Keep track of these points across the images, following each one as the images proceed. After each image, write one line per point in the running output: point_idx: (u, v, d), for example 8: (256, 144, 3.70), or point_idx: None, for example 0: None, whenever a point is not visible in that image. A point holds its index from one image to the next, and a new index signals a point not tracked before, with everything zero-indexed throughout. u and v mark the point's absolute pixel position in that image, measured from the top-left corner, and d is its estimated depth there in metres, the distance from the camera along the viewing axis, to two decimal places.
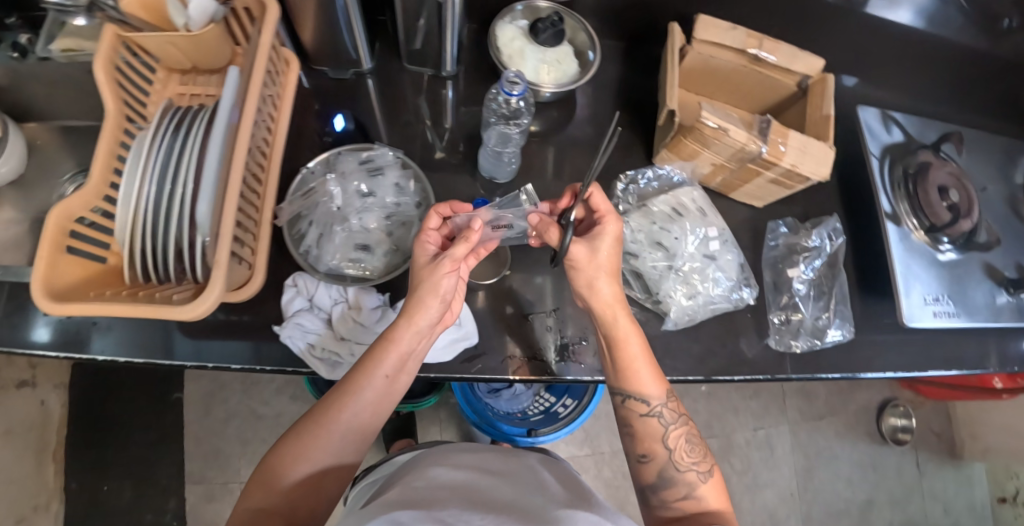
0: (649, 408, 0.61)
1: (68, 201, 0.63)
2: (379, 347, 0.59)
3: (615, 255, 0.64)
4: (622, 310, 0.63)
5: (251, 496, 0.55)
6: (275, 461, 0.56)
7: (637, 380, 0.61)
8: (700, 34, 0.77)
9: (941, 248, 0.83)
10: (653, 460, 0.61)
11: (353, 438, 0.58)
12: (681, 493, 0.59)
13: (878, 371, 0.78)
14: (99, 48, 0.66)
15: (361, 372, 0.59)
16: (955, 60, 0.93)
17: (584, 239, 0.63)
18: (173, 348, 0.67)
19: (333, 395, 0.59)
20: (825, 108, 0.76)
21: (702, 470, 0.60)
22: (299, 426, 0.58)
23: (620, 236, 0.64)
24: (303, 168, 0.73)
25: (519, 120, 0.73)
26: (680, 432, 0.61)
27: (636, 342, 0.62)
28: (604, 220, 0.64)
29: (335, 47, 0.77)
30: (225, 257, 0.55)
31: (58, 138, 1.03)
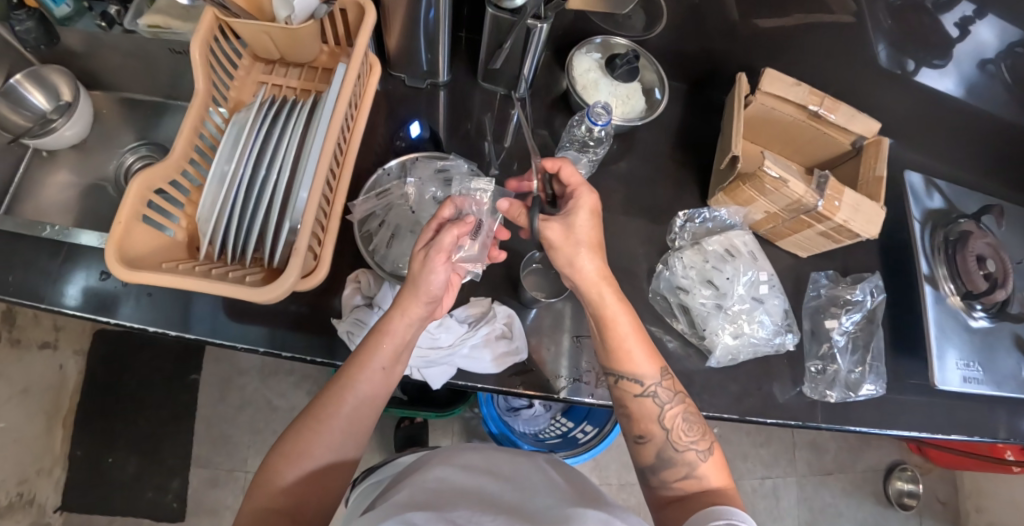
0: (644, 389, 0.60)
1: (151, 171, 0.64)
2: (372, 339, 0.60)
3: (593, 226, 0.61)
4: (609, 284, 0.60)
5: (253, 498, 0.54)
6: (277, 460, 0.55)
7: (630, 359, 0.60)
8: (766, 86, 0.79)
9: (974, 315, 0.85)
10: (652, 442, 0.60)
11: (352, 433, 0.58)
12: (681, 474, 0.58)
13: (905, 430, 0.80)
14: (198, 29, 0.68)
15: (354, 368, 0.59)
16: (999, 139, 0.96)
17: (559, 217, 0.60)
18: (190, 321, 0.71)
19: (327, 393, 0.58)
20: (879, 169, 0.78)
21: (701, 449, 0.59)
22: (294, 427, 0.57)
23: (596, 206, 0.62)
24: (379, 168, 0.76)
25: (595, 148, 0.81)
26: (676, 410, 0.60)
27: (625, 318, 0.60)
28: (578, 191, 0.62)
29: (417, 57, 0.80)
30: (304, 246, 0.57)
31: (119, 110, 1.00)
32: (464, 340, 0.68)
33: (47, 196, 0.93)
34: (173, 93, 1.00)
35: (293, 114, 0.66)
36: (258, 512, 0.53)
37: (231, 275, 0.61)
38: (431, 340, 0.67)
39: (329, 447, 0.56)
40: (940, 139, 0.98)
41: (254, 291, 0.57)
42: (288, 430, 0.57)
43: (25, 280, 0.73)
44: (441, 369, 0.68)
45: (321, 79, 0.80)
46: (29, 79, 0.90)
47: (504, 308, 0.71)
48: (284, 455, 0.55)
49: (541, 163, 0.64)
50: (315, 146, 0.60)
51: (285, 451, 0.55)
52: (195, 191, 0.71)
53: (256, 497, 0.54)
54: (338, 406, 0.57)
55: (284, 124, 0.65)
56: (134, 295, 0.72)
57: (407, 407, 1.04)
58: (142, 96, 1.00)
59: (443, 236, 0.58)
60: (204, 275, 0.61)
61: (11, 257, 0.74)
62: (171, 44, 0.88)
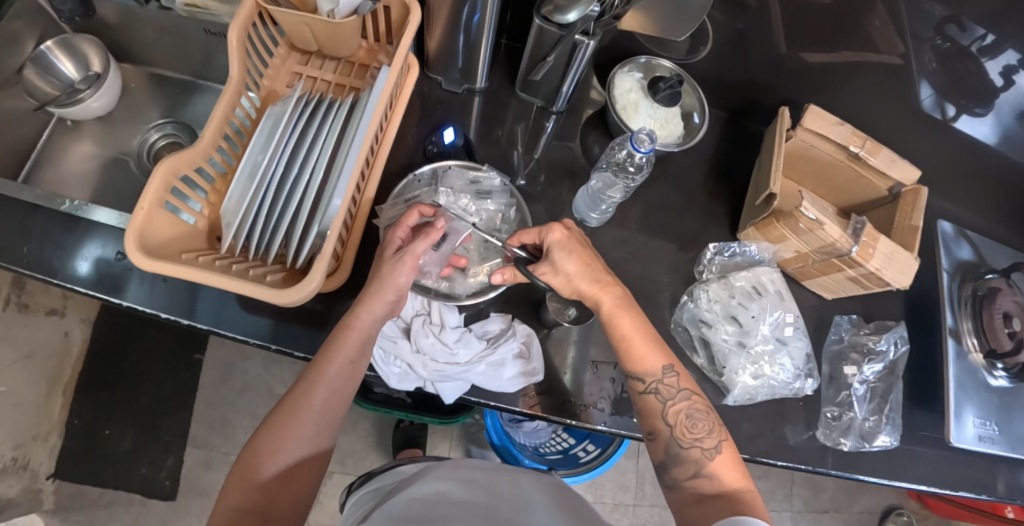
0: (646, 385, 0.62)
1: (178, 156, 0.63)
2: (338, 333, 0.59)
3: (575, 251, 0.63)
4: (606, 291, 0.63)
5: (228, 494, 0.54)
6: (252, 454, 0.55)
7: (635, 358, 0.62)
8: (806, 123, 0.77)
9: (995, 373, 0.83)
10: (660, 438, 0.61)
11: (320, 426, 0.57)
12: (690, 472, 0.58)
13: (912, 482, 0.79)
14: (239, 13, 0.67)
15: (321, 360, 0.58)
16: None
17: (544, 265, 0.63)
18: (194, 309, 0.70)
19: (297, 387, 0.58)
20: (915, 219, 0.76)
21: (708, 447, 0.58)
22: (267, 422, 0.57)
23: (566, 235, 0.64)
24: (410, 174, 0.75)
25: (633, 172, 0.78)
26: (682, 405, 0.60)
27: (627, 320, 0.62)
28: (543, 234, 0.64)
29: (455, 61, 0.78)
30: (330, 252, 0.56)
31: (149, 85, 0.99)
32: (481, 357, 0.67)
33: (68, 166, 0.92)
34: (202, 72, 0.98)
35: (330, 114, 0.65)
36: (231, 512, 0.52)
37: (251, 272, 0.59)
38: (449, 355, 0.66)
39: (300, 443, 0.56)
40: (980, 192, 0.95)
41: (276, 293, 0.56)
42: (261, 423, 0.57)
43: (40, 253, 0.72)
44: (455, 383, 0.67)
45: (357, 75, 0.78)
46: (59, 47, 0.89)
47: (523, 326, 0.70)
48: (257, 451, 0.55)
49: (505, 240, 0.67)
50: (352, 151, 0.59)
51: (259, 446, 0.55)
52: (220, 180, 0.70)
53: (230, 492, 0.53)
54: (307, 396, 0.57)
55: (320, 123, 0.64)
56: (145, 279, 0.71)
57: (411, 411, 1.04)
58: (172, 74, 0.99)
59: (414, 245, 0.60)
60: (224, 270, 0.59)
61: (28, 229, 0.72)
62: (207, 24, 0.86)
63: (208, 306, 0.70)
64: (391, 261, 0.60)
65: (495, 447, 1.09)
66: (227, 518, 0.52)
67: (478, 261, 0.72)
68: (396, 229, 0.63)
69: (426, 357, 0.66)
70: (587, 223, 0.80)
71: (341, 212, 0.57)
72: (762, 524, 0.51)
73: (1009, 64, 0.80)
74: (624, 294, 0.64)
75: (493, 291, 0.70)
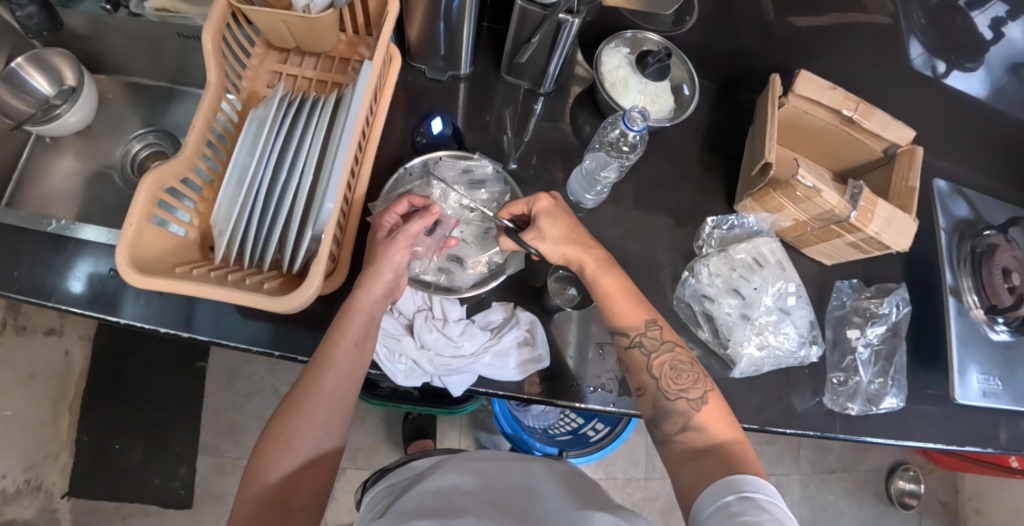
0: (630, 339, 0.62)
1: (161, 169, 0.61)
2: (342, 317, 0.59)
3: (560, 218, 0.66)
4: (589, 253, 0.65)
5: (248, 486, 0.54)
6: (267, 444, 0.55)
7: (617, 312, 0.63)
8: (798, 89, 0.76)
9: (996, 328, 0.84)
10: (647, 393, 0.61)
11: (331, 413, 0.57)
12: (679, 425, 0.58)
13: (920, 441, 0.80)
14: (211, 17, 0.65)
15: (328, 347, 0.58)
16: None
17: (529, 231, 0.66)
18: (194, 320, 0.69)
19: (306, 373, 0.57)
20: (911, 180, 0.76)
21: (694, 397, 0.58)
22: (278, 415, 0.57)
23: (550, 203, 0.66)
24: (401, 166, 0.73)
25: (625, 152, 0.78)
26: (666, 356, 0.61)
27: (609, 278, 0.64)
28: (530, 204, 0.66)
29: (438, 49, 0.76)
30: (326, 253, 0.56)
31: (128, 95, 0.97)
32: (486, 348, 0.66)
33: (52, 183, 0.90)
34: (180, 78, 0.96)
35: (314, 111, 0.62)
36: (252, 504, 0.52)
37: (249, 281, 0.58)
38: (454, 349, 0.66)
39: (314, 432, 0.56)
40: (976, 148, 0.94)
41: (277, 300, 0.55)
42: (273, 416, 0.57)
43: (31, 275, 0.71)
44: (462, 376, 0.66)
45: (338, 69, 0.76)
46: (31, 62, 0.87)
47: (527, 314, 0.70)
48: (270, 445, 0.55)
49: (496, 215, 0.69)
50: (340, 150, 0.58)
51: (272, 437, 0.55)
52: (207, 188, 0.68)
53: (246, 488, 0.54)
54: (315, 384, 0.56)
55: (303, 122, 0.61)
56: (141, 294, 0.70)
57: (418, 404, 1.03)
58: (149, 81, 0.97)
59: (409, 226, 0.60)
60: (220, 281, 0.58)
61: (18, 251, 0.71)
62: (180, 28, 0.85)
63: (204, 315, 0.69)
64: (387, 243, 0.61)
65: (506, 436, 1.08)
66: (249, 511, 0.52)
67: (477, 253, 0.72)
68: (387, 213, 0.64)
69: (432, 353, 0.66)
70: (582, 205, 0.79)
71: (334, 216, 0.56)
72: (752, 475, 0.51)
73: (997, 16, 0.78)
74: (606, 255, 0.66)
75: (493, 282, 0.70)
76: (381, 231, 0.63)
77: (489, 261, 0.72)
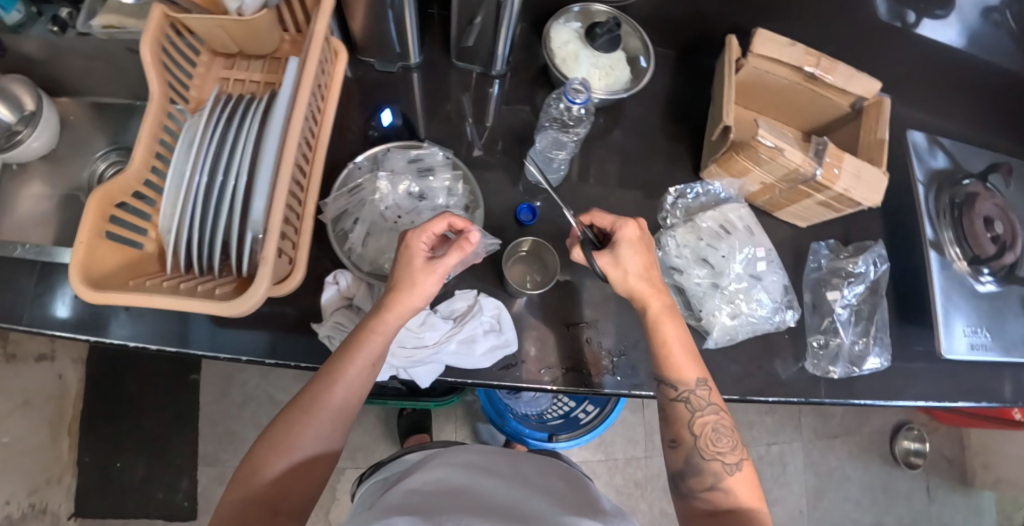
0: (678, 393, 0.61)
1: (108, 185, 0.61)
2: (360, 333, 0.58)
3: (642, 253, 0.64)
4: (656, 296, 0.64)
5: (238, 484, 0.53)
6: (266, 445, 0.55)
7: (673, 364, 0.62)
8: (756, 49, 0.74)
9: (982, 279, 0.82)
10: (681, 446, 0.60)
11: (334, 422, 0.56)
12: (707, 483, 0.58)
13: (910, 399, 0.78)
14: (146, 28, 0.64)
15: (341, 361, 0.57)
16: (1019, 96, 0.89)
17: (607, 251, 0.64)
18: (192, 336, 0.68)
19: (315, 381, 0.57)
20: (880, 132, 0.74)
21: (729, 462, 0.58)
22: (280, 417, 0.56)
23: (637, 235, 0.64)
24: (350, 162, 0.72)
25: (576, 129, 0.77)
26: (710, 419, 0.60)
27: (669, 325, 0.63)
28: (618, 225, 0.64)
29: (384, 40, 0.75)
30: (271, 256, 0.54)
31: (91, 115, 0.97)
32: (449, 337, 0.65)
33: (20, 209, 0.90)
34: (139, 93, 0.96)
35: (248, 111, 0.60)
36: (239, 504, 0.52)
37: (200, 288, 0.59)
38: (416, 340, 0.65)
39: (314, 439, 0.55)
40: (952, 96, 0.91)
41: (225, 305, 0.55)
42: (275, 418, 0.57)
43: None
44: (428, 367, 0.65)
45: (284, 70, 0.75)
46: None
47: (491, 300, 0.68)
48: (267, 447, 0.55)
49: (578, 218, 0.68)
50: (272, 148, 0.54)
51: (269, 438, 0.55)
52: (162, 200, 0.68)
53: (237, 485, 0.53)
54: (323, 392, 0.56)
55: (238, 123, 0.59)
56: (108, 310, 0.70)
57: (405, 399, 1.03)
58: (109, 99, 0.97)
59: (448, 259, 0.58)
60: (172, 291, 0.58)
61: None
62: (129, 43, 0.84)
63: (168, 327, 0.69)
64: (420, 272, 0.58)
65: (496, 426, 1.07)
66: (235, 510, 0.52)
67: None
68: (420, 231, 0.59)
69: (394, 345, 0.65)
70: (541, 186, 0.77)
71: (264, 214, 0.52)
72: None
73: None
74: (672, 302, 0.65)
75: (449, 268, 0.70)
76: (410, 250, 0.59)
77: None
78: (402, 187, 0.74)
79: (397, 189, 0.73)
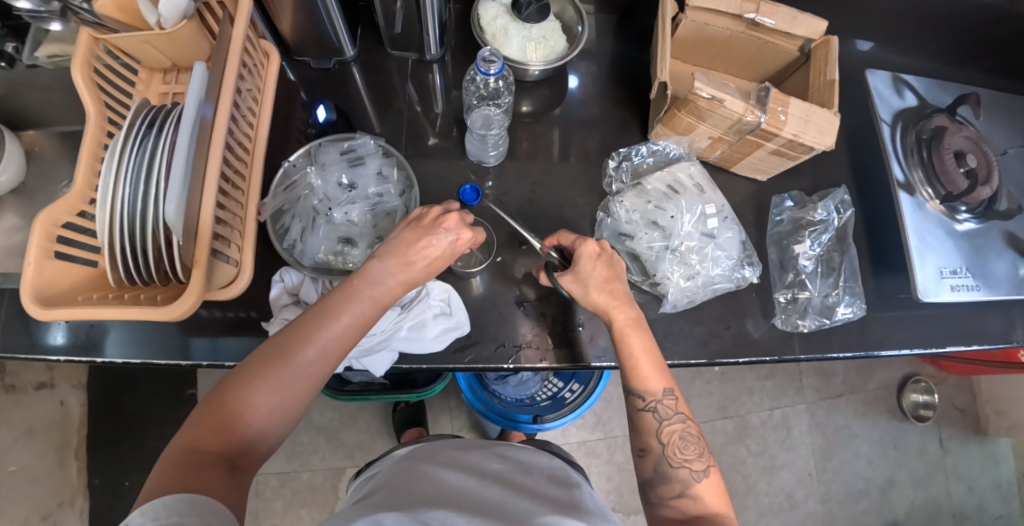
0: (646, 403, 0.60)
1: (50, 208, 0.60)
2: (347, 294, 0.56)
3: (604, 268, 0.64)
4: (620, 308, 0.62)
5: (194, 430, 0.49)
6: (238, 392, 0.50)
7: (639, 374, 0.60)
8: (692, 2, 0.72)
9: (959, 217, 0.78)
10: (650, 455, 0.59)
11: (307, 381, 0.53)
12: (676, 491, 0.57)
13: (893, 348, 0.75)
14: (75, 53, 0.64)
15: (326, 318, 0.54)
16: (984, 23, 0.84)
17: (569, 271, 0.65)
18: (186, 348, 0.69)
19: (298, 331, 0.53)
20: (830, 73, 0.71)
21: (697, 468, 0.57)
22: (253, 361, 0.52)
23: (597, 250, 0.65)
24: (284, 161, 0.72)
25: (499, 100, 0.77)
26: (677, 426, 0.59)
27: (636, 338, 0.61)
28: (577, 244, 0.65)
29: (316, 37, 0.74)
30: (203, 259, 0.56)
31: (58, 145, 0.92)
32: (398, 323, 0.66)
33: None
34: None
35: (168, 121, 0.61)
36: (190, 451, 0.47)
37: (142, 296, 0.62)
38: None
39: (283, 399, 0.52)
40: (913, 32, 0.88)
41: (159, 311, 0.56)
42: (236, 370, 0.52)
43: None
44: (381, 355, 0.65)
45: None
46: None
47: (439, 284, 0.69)
48: (228, 402, 0.50)
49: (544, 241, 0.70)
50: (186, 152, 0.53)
51: (238, 384, 0.51)
52: None
53: (188, 437, 0.48)
54: (301, 350, 0.53)
55: (158, 133, 0.60)
56: (66, 326, 0.70)
57: (388, 392, 1.00)
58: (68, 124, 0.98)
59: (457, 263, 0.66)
60: (119, 300, 0.62)
61: None
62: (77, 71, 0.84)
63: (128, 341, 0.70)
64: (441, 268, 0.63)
65: (479, 412, 1.07)
66: (184, 458, 0.47)
67: (367, 228, 0.74)
68: (471, 230, 0.62)
69: None
70: (486, 163, 0.77)
71: (181, 220, 0.52)
72: None
73: None
74: (638, 314, 0.63)
75: None
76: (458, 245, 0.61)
77: (380, 234, 0.74)
78: (331, 178, 0.74)
79: (328, 179, 0.73)
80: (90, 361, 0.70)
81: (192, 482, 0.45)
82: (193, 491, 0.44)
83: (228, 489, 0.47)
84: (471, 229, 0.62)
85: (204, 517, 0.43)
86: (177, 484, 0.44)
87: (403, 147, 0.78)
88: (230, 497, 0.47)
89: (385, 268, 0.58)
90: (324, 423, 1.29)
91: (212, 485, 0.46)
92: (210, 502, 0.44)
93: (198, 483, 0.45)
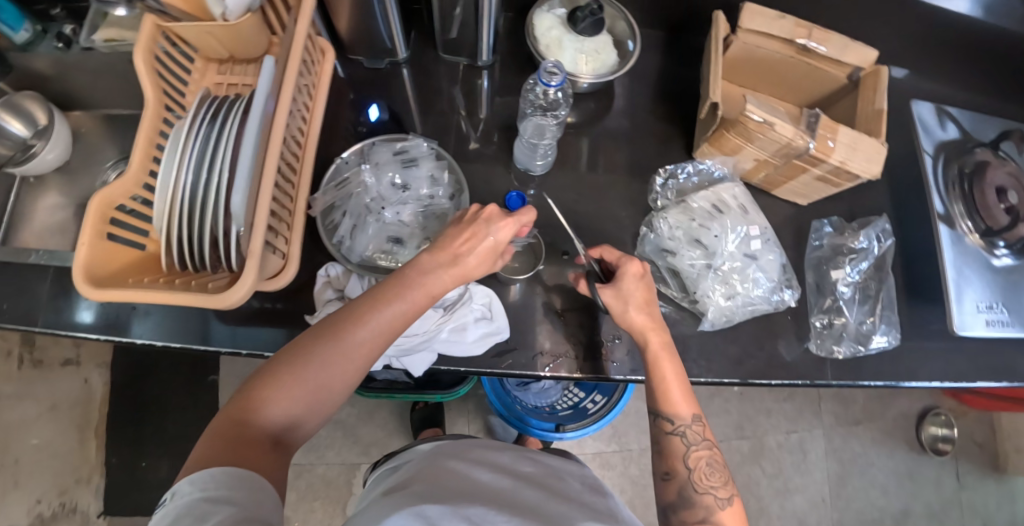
0: (674, 427, 0.60)
1: (106, 190, 0.61)
2: (402, 283, 0.56)
3: (644, 289, 0.65)
4: (655, 331, 0.63)
5: (237, 404, 0.49)
6: (284, 369, 0.50)
7: (670, 400, 0.61)
8: (745, 23, 0.72)
9: (997, 252, 0.77)
10: (676, 479, 0.59)
11: (355, 363, 0.53)
12: (699, 516, 0.56)
13: (924, 380, 0.75)
14: (138, 38, 0.65)
15: (376, 304, 0.54)
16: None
17: (610, 283, 0.65)
18: (211, 334, 0.70)
19: (349, 312, 0.53)
20: (879, 102, 0.71)
21: (722, 496, 0.57)
22: (303, 340, 0.52)
23: (640, 272, 0.65)
24: (337, 158, 0.74)
25: (556, 112, 0.76)
26: (703, 453, 0.59)
27: (669, 365, 0.62)
28: (622, 261, 0.66)
29: (371, 38, 0.76)
30: (258, 249, 0.57)
31: (104, 128, 0.94)
32: (440, 325, 0.66)
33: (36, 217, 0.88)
34: None
35: (230, 113, 0.62)
36: (231, 423, 0.47)
37: (194, 283, 0.63)
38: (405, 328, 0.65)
39: (330, 379, 0.51)
40: (959, 65, 0.88)
41: (212, 299, 0.57)
42: (287, 347, 0.52)
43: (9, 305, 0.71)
44: (421, 355, 0.67)
45: None
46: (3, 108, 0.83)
47: (482, 288, 0.70)
48: (275, 378, 0.50)
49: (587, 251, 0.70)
50: (248, 143, 0.54)
51: (286, 362, 0.51)
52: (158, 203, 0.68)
53: (234, 411, 0.48)
54: (352, 331, 0.52)
55: (220, 126, 0.61)
56: (109, 304, 0.71)
57: (413, 391, 1.01)
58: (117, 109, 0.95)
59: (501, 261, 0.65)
60: (170, 286, 0.63)
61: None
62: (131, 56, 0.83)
63: (160, 324, 0.70)
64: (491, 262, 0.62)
65: (501, 416, 1.07)
66: (227, 430, 0.47)
67: (416, 229, 0.75)
68: (510, 221, 0.60)
69: None
70: (532, 172, 0.78)
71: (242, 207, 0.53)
72: None
73: None
74: (669, 338, 0.64)
75: None
76: (500, 233, 0.60)
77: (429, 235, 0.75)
78: (384, 179, 0.75)
79: (382, 180, 0.75)
80: (126, 341, 0.71)
81: (237, 457, 0.45)
82: (239, 466, 0.45)
83: (270, 464, 0.47)
84: (509, 217, 0.60)
85: (249, 494, 0.43)
86: (223, 457, 0.45)
87: (450, 151, 0.79)
88: (274, 473, 0.47)
89: (434, 260, 0.58)
90: (341, 417, 1.30)
91: (258, 460, 0.46)
92: (254, 480, 0.44)
93: (241, 459, 0.45)
